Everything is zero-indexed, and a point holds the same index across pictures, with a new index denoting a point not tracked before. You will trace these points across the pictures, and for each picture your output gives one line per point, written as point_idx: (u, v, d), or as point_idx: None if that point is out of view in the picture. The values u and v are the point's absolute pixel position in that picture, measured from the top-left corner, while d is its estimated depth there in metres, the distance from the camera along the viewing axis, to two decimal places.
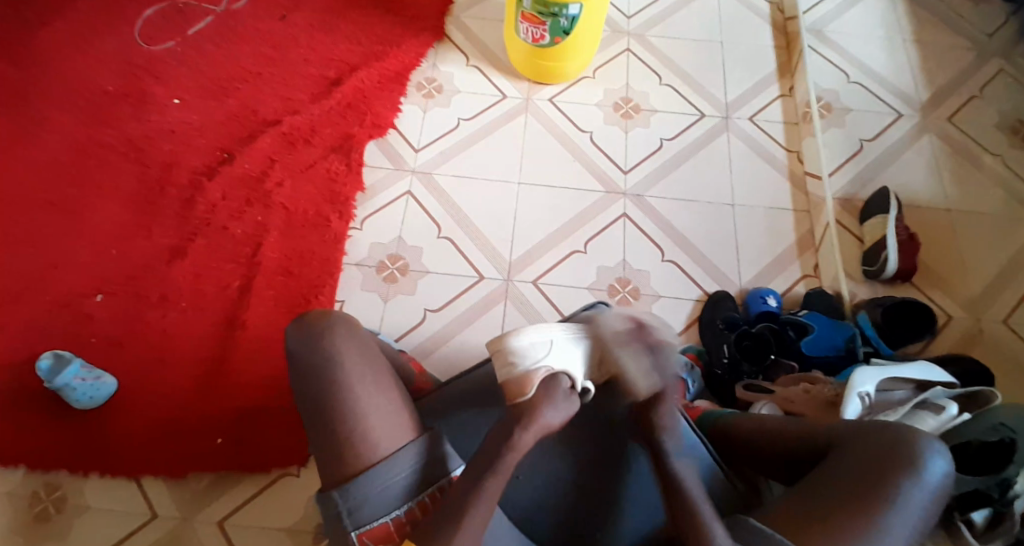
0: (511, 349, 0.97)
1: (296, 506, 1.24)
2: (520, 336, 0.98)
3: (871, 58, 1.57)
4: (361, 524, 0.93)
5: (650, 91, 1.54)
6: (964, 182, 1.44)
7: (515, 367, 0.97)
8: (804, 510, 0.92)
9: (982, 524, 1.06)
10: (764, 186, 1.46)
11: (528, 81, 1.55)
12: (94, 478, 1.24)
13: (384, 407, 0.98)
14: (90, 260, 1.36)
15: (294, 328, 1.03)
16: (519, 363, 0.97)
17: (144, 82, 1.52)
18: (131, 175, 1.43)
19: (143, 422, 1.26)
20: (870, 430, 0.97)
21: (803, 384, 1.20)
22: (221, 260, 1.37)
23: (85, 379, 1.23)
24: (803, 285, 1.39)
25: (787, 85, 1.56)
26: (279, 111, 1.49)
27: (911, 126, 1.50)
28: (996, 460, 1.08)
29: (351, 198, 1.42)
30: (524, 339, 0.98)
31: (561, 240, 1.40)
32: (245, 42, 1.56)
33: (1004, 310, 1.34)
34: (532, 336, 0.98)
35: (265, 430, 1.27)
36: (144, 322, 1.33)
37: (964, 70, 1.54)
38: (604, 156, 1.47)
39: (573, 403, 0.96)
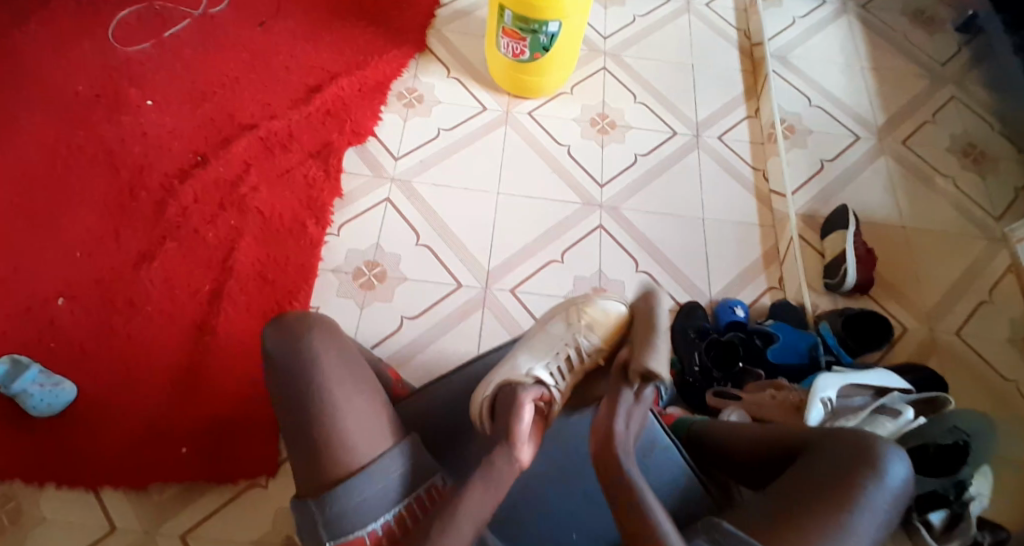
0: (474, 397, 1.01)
1: (263, 520, 1.19)
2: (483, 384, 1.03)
3: (833, 84, 1.66)
4: (338, 535, 0.90)
5: (625, 108, 1.59)
6: (917, 201, 1.53)
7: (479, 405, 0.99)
8: (772, 512, 0.95)
9: (940, 527, 1.11)
10: (733, 202, 1.52)
11: (507, 94, 1.57)
12: (50, 490, 1.18)
13: (364, 411, 0.95)
14: (54, 262, 1.31)
15: (269, 331, 0.99)
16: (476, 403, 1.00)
17: (114, 82, 1.48)
18: (98, 176, 1.39)
19: (105, 431, 1.21)
20: (837, 433, 1.02)
21: (770, 390, 1.25)
22: (193, 264, 1.34)
23: (43, 386, 1.18)
24: (769, 297, 1.44)
25: (753, 107, 1.63)
26: (256, 115, 1.47)
27: (869, 148, 1.58)
28: (952, 463, 1.15)
29: (328, 204, 1.41)
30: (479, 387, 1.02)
31: (537, 250, 1.41)
32: (222, 46, 1.54)
33: (957, 322, 1.42)
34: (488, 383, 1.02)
35: (233, 441, 1.22)
36: (109, 326, 1.28)
37: (918, 96, 1.65)
38: (581, 169, 1.50)
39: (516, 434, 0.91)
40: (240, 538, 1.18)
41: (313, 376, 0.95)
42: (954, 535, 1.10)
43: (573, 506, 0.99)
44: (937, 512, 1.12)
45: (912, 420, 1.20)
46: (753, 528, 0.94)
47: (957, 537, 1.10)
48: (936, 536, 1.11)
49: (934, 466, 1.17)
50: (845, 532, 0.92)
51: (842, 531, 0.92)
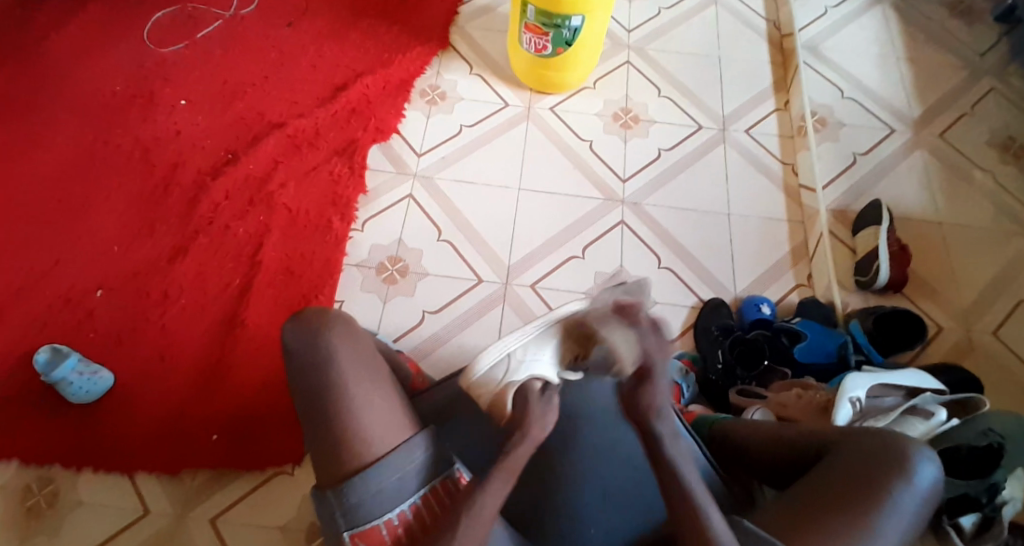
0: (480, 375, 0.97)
1: (291, 506, 1.22)
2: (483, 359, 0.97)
3: (866, 76, 1.61)
4: (354, 525, 0.91)
5: (650, 103, 1.57)
6: (955, 196, 1.47)
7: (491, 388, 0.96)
8: (794, 513, 0.93)
9: (970, 530, 1.08)
10: (761, 198, 1.49)
11: (531, 90, 1.57)
12: (88, 473, 1.23)
13: (380, 403, 0.97)
14: (91, 257, 1.36)
15: (289, 327, 1.02)
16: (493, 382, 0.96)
17: (150, 83, 1.53)
18: (134, 174, 1.44)
19: (138, 419, 1.25)
20: (861, 433, 1.00)
21: (795, 390, 1.22)
22: (222, 259, 1.37)
23: (82, 374, 1.23)
24: (797, 294, 1.41)
25: (783, 100, 1.59)
26: (284, 114, 1.51)
27: (904, 141, 1.53)
28: (985, 467, 1.12)
29: (353, 200, 1.43)
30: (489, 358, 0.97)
31: (559, 246, 1.41)
32: (251, 46, 1.58)
33: (995, 321, 1.37)
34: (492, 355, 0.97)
35: (261, 430, 1.26)
36: (143, 319, 1.32)
37: (957, 87, 1.59)
38: (604, 165, 1.50)
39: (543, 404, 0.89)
40: (266, 524, 1.21)
41: (329, 370, 0.98)
42: (986, 539, 1.06)
43: (588, 503, 0.98)
44: (967, 516, 1.08)
45: (945, 422, 1.16)
46: (773, 527, 0.93)
47: (989, 541, 1.07)
48: (966, 541, 1.08)
49: (966, 469, 1.13)
50: (870, 534, 0.90)
51: (868, 534, 0.90)
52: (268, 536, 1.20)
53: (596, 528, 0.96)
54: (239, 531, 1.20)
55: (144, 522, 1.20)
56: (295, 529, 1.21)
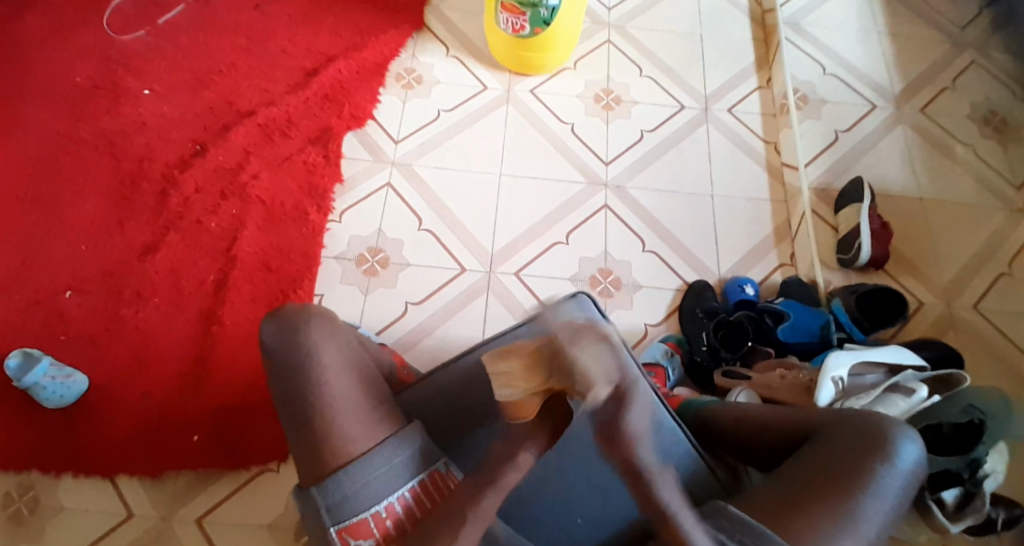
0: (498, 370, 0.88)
1: (279, 503, 1.22)
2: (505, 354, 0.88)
3: (847, 51, 1.59)
4: (341, 520, 0.89)
5: (630, 83, 1.54)
6: (935, 172, 1.48)
7: (506, 387, 0.88)
8: (778, 497, 0.94)
9: (952, 504, 1.11)
10: (744, 177, 1.48)
11: (509, 72, 1.53)
12: (68, 479, 1.20)
13: (364, 402, 0.96)
14: (61, 256, 1.32)
15: (269, 326, 1.00)
16: (509, 384, 0.87)
17: (113, 72, 1.47)
18: (101, 167, 1.39)
19: (117, 422, 1.23)
20: (846, 416, 1.00)
21: (779, 369, 1.23)
22: (197, 255, 1.34)
23: (54, 378, 1.20)
24: (779, 274, 1.41)
25: (765, 77, 1.57)
26: (254, 102, 1.46)
27: (885, 117, 1.53)
28: (967, 442, 1.15)
29: (329, 190, 1.40)
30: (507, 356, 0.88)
31: (541, 233, 1.39)
32: (218, 31, 1.52)
33: (974, 296, 1.38)
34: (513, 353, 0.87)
35: (244, 428, 1.24)
36: (118, 318, 1.29)
37: (936, 61, 1.58)
38: (585, 148, 1.47)
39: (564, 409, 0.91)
40: (253, 522, 1.20)
41: (315, 370, 0.96)
42: (966, 514, 1.10)
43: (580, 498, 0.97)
44: (950, 490, 1.12)
45: (925, 399, 1.15)
46: (759, 510, 0.93)
47: (969, 515, 1.10)
48: (948, 516, 1.11)
49: (946, 446, 1.16)
50: (854, 516, 0.90)
51: (853, 513, 0.90)
52: (256, 535, 1.19)
53: (583, 518, 0.96)
54: (227, 531, 1.19)
55: (129, 526, 1.18)
56: (284, 526, 1.20)
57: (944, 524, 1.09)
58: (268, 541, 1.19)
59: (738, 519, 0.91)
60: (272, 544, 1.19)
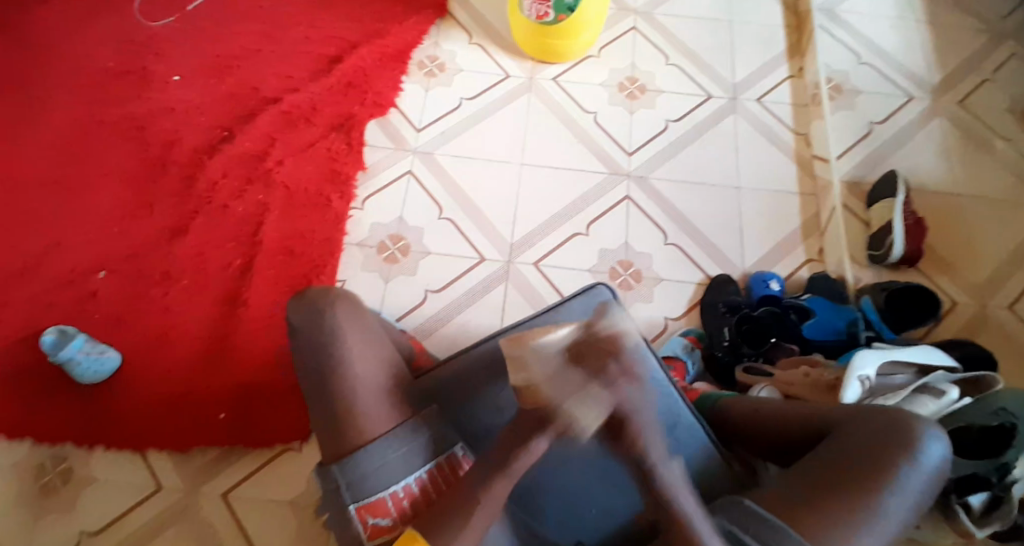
0: None
1: (302, 479, 1.24)
2: None
3: (883, 39, 1.54)
4: (360, 498, 0.91)
5: (656, 71, 1.52)
6: (974, 165, 1.42)
7: None
8: (795, 491, 0.91)
9: (979, 509, 1.09)
10: (772, 170, 1.44)
11: (532, 60, 1.52)
12: (100, 451, 1.25)
13: (384, 385, 0.97)
14: (93, 238, 1.36)
15: (292, 306, 1.00)
16: None
17: (146, 59, 1.51)
18: (133, 153, 1.43)
19: (146, 398, 1.27)
20: (868, 410, 0.97)
21: (803, 368, 1.20)
22: (222, 239, 1.37)
23: (89, 354, 1.24)
24: (806, 269, 1.38)
25: (796, 66, 1.53)
26: (280, 89, 1.48)
27: (922, 108, 1.47)
28: (997, 446, 1.10)
29: (351, 177, 1.41)
30: None
31: (562, 223, 1.39)
32: (246, 19, 1.55)
33: (1012, 295, 1.33)
34: None
35: (267, 407, 1.27)
36: (146, 299, 1.33)
37: (977, 50, 1.52)
38: (607, 138, 1.46)
39: None
40: (276, 498, 1.23)
41: (337, 351, 0.96)
42: (993, 518, 1.08)
43: (582, 483, 0.99)
44: (976, 495, 1.09)
45: (955, 400, 1.13)
46: (774, 504, 0.91)
47: (997, 520, 1.08)
48: (974, 520, 1.09)
49: (975, 449, 1.12)
50: (875, 513, 0.88)
51: (872, 510, 0.88)
52: (279, 510, 1.22)
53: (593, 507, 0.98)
54: (252, 505, 1.22)
55: (157, 498, 1.23)
56: (304, 504, 1.23)
57: (968, 528, 1.07)
58: (291, 517, 1.22)
59: (757, 516, 0.90)
60: (291, 521, 1.22)
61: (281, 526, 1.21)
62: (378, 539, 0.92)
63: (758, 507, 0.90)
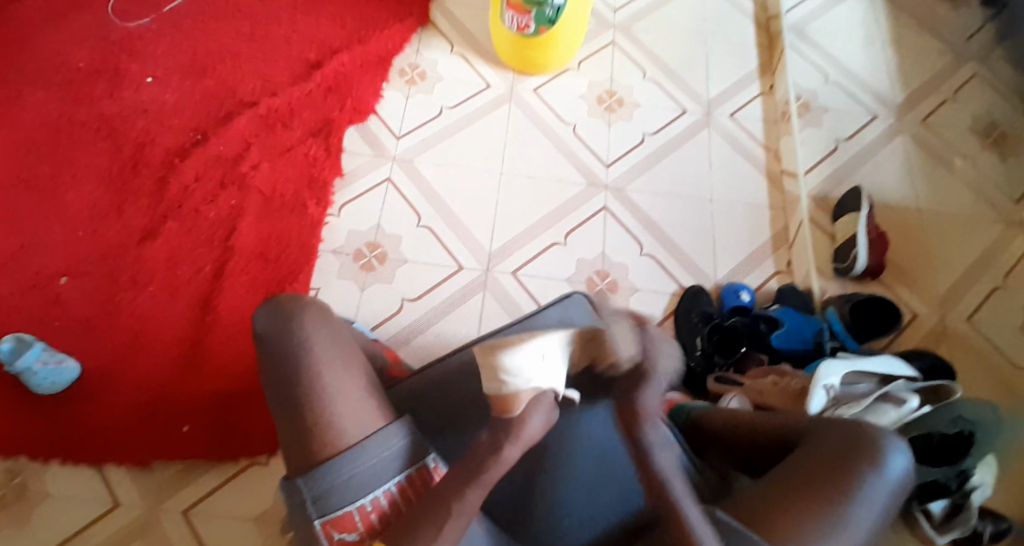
0: (501, 366, 0.87)
1: (268, 495, 1.21)
2: (512, 353, 0.87)
3: (852, 60, 1.60)
4: (326, 512, 0.88)
5: (634, 85, 1.54)
6: (934, 183, 1.48)
7: (504, 384, 0.87)
8: (763, 498, 0.92)
9: (939, 515, 1.13)
10: (743, 184, 1.48)
11: (513, 70, 1.53)
12: (56, 465, 1.20)
13: (356, 394, 0.93)
14: (55, 240, 1.31)
15: (260, 314, 0.97)
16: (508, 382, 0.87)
17: (115, 57, 1.47)
18: (99, 153, 1.38)
19: (107, 409, 1.22)
20: (835, 423, 1.00)
21: (772, 376, 1.23)
22: (193, 244, 1.33)
23: (47, 363, 1.19)
24: (776, 281, 1.41)
25: (769, 84, 1.58)
26: (255, 92, 1.45)
27: (886, 127, 1.53)
28: (954, 452, 1.16)
29: (329, 183, 1.39)
30: (516, 355, 0.87)
31: (540, 232, 1.39)
32: (222, 21, 1.52)
33: (969, 308, 1.38)
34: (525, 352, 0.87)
35: (235, 420, 1.24)
36: (111, 305, 1.28)
37: (939, 73, 1.58)
38: (586, 149, 1.47)
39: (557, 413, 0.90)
40: (241, 515, 1.20)
41: (308, 358, 0.93)
42: (953, 525, 1.11)
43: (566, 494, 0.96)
44: (937, 502, 1.13)
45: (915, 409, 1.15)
46: (745, 513, 0.92)
47: (956, 527, 1.11)
48: (935, 526, 1.13)
49: (933, 456, 1.17)
50: (839, 524, 0.89)
51: (837, 520, 0.90)
52: (244, 527, 1.19)
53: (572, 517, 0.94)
54: (215, 522, 1.19)
55: (115, 514, 1.18)
56: (271, 519, 1.20)
57: (930, 535, 1.12)
58: (256, 533, 1.19)
59: (725, 524, 0.90)
60: (258, 537, 1.19)
61: (247, 543, 1.18)
62: None
63: (725, 514, 0.91)
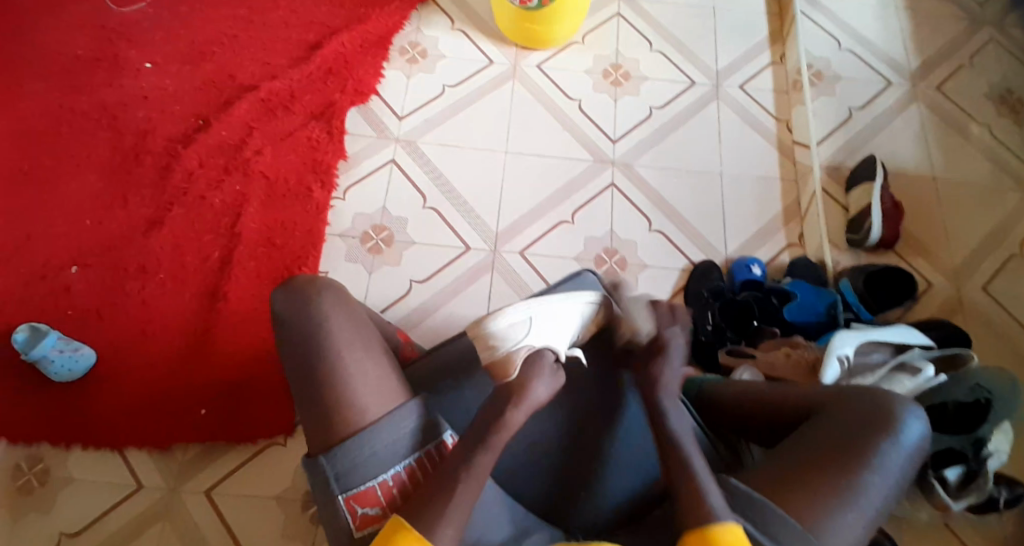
0: (490, 333, 0.97)
1: (286, 475, 1.22)
2: (498, 319, 0.98)
3: (865, 26, 1.56)
4: (349, 488, 0.88)
5: (640, 58, 1.52)
6: (951, 150, 1.44)
7: (497, 349, 0.97)
8: (780, 469, 0.91)
9: (955, 482, 1.12)
10: (753, 156, 1.45)
11: (517, 47, 1.51)
12: (77, 451, 1.22)
13: (373, 372, 0.95)
14: (65, 231, 1.32)
15: (279, 297, 0.99)
16: (500, 346, 0.97)
17: (116, 46, 1.46)
18: (104, 143, 1.39)
19: (124, 396, 1.24)
20: (852, 393, 0.97)
21: (783, 348, 1.21)
22: (200, 231, 1.34)
23: (63, 351, 1.21)
24: (787, 254, 1.39)
25: (779, 53, 1.54)
26: (257, 76, 1.44)
27: (900, 94, 1.49)
28: (971, 421, 1.12)
29: (333, 166, 1.39)
30: (501, 321, 0.97)
31: (548, 211, 1.38)
32: (219, 4, 1.51)
33: (986, 277, 1.36)
34: (510, 318, 0.97)
35: (249, 401, 1.25)
36: (122, 295, 1.30)
37: (956, 37, 1.54)
38: (592, 124, 1.45)
39: (559, 377, 0.96)
40: (262, 494, 1.21)
41: (326, 340, 0.94)
42: (969, 490, 1.11)
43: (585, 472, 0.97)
44: (953, 468, 1.12)
45: (933, 378, 1.15)
46: (763, 484, 0.90)
47: (972, 493, 1.11)
48: (950, 493, 1.12)
49: (949, 423, 1.14)
50: (858, 492, 0.87)
51: (855, 488, 0.88)
52: (264, 506, 1.20)
53: (587, 492, 0.96)
54: (236, 501, 1.20)
55: (137, 497, 1.20)
56: (290, 498, 1.21)
57: (946, 502, 1.11)
58: (276, 511, 1.20)
59: (744, 494, 0.89)
60: (279, 515, 1.20)
61: (268, 522, 1.20)
62: (366, 529, 0.89)
63: (742, 483, 0.90)
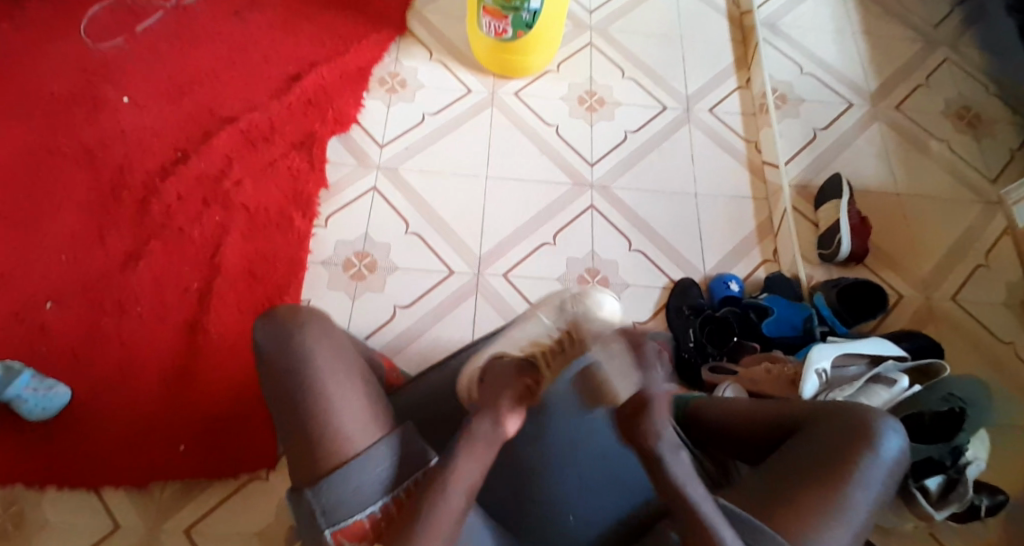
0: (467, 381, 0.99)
1: (269, 511, 1.19)
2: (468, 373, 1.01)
3: (824, 51, 1.64)
4: (336, 522, 0.81)
5: (614, 85, 1.57)
6: (911, 166, 1.51)
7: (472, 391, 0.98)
8: (763, 486, 0.89)
9: (936, 491, 1.14)
10: (724, 177, 1.50)
11: (494, 75, 1.55)
12: (52, 492, 1.18)
13: (358, 402, 0.86)
14: (41, 266, 1.30)
15: (261, 326, 0.90)
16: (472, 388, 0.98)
17: (93, 82, 1.47)
18: (81, 177, 1.38)
19: (101, 434, 1.20)
20: (833, 409, 0.95)
21: (764, 364, 1.22)
22: (180, 262, 1.33)
23: (37, 390, 1.17)
24: (763, 271, 1.42)
25: (745, 78, 1.61)
26: (236, 109, 1.46)
27: (862, 114, 1.56)
28: (949, 429, 1.13)
29: (315, 196, 1.40)
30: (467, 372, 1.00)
31: (529, 234, 1.40)
32: (197, 38, 1.53)
33: (954, 287, 1.40)
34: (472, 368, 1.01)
35: (229, 437, 1.22)
36: (99, 330, 1.27)
37: (910, 60, 1.62)
38: (570, 150, 1.49)
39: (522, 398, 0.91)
40: (244, 530, 1.18)
41: (311, 368, 0.87)
42: (950, 500, 1.12)
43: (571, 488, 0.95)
44: (932, 479, 1.14)
45: (907, 389, 1.15)
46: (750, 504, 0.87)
47: (953, 502, 1.12)
48: (933, 502, 1.14)
49: (927, 433, 1.15)
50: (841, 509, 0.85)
51: (838, 504, 0.86)
52: (246, 543, 1.17)
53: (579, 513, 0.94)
54: (217, 540, 1.17)
55: (117, 537, 1.16)
56: (274, 534, 1.18)
57: (929, 512, 1.13)
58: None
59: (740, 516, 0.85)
60: None
61: None
62: None
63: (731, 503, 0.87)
